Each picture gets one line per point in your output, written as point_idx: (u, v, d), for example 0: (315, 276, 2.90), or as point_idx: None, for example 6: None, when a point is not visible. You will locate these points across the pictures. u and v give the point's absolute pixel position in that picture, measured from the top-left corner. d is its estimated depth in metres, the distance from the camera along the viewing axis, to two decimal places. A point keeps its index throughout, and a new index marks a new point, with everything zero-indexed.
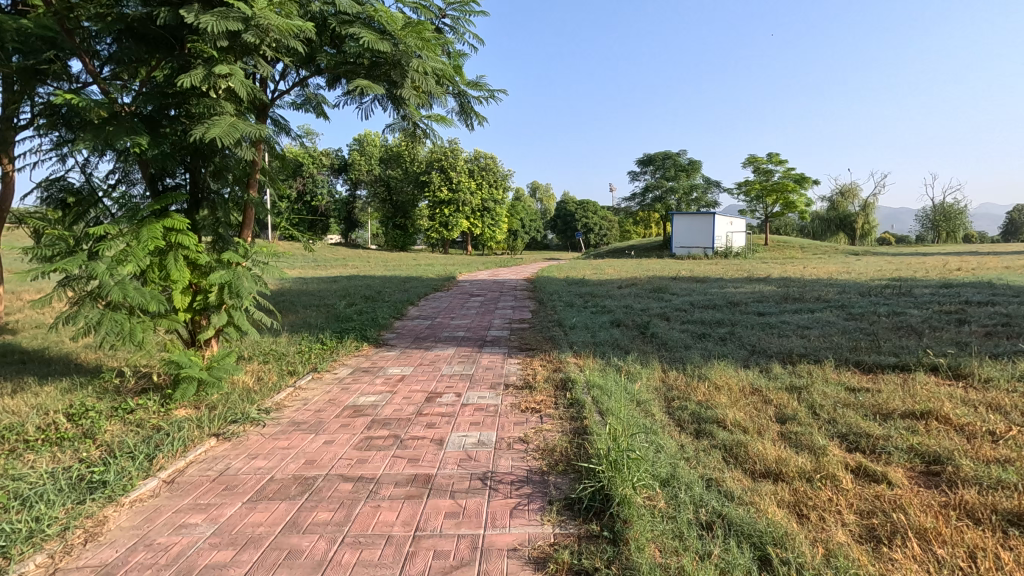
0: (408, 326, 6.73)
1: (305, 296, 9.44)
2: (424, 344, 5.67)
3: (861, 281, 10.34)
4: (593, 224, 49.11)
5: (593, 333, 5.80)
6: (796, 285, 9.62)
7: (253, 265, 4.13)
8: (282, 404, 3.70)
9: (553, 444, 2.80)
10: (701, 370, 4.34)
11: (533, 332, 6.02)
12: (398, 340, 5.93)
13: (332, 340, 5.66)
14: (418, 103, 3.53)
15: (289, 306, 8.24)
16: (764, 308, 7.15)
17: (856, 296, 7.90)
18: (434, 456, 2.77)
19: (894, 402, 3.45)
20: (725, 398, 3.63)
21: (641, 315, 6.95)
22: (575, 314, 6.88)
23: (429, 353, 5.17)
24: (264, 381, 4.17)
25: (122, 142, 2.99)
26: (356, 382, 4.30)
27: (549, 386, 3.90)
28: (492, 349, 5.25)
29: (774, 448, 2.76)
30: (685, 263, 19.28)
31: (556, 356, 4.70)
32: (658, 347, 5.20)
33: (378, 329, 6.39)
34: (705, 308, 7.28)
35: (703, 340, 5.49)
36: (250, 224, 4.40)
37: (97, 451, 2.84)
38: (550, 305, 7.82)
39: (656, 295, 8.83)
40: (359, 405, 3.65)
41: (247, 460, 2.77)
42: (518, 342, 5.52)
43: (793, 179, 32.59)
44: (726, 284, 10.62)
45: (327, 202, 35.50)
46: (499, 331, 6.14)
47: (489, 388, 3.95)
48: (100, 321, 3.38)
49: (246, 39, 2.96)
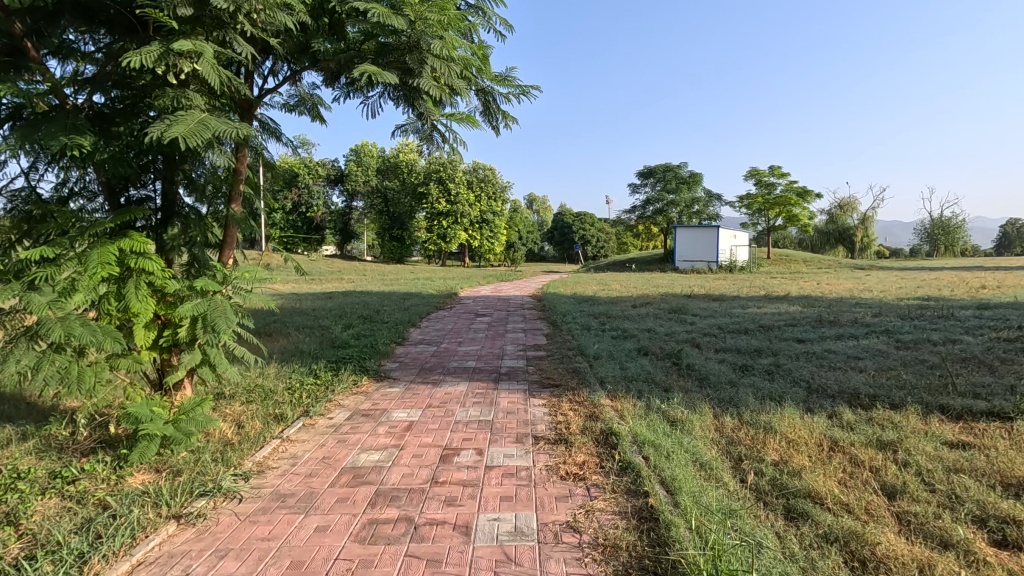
0: (412, 354, 6.05)
1: (299, 317, 8.74)
2: (432, 377, 5.00)
3: (890, 301, 9.75)
4: (592, 237, 48.66)
5: (621, 365, 5.13)
6: (823, 306, 9.02)
7: (234, 293, 3.45)
8: (265, 466, 3.01)
9: (617, 540, 2.14)
10: (763, 418, 3.67)
11: (554, 364, 5.35)
12: (402, 372, 5.25)
13: (327, 374, 4.97)
14: (438, 97, 2.92)
15: (280, 329, 7.54)
16: (801, 333, 6.53)
17: (896, 319, 7.28)
18: (461, 555, 2.11)
19: (1018, 466, 2.81)
20: (808, 460, 2.96)
21: (669, 342, 6.30)
22: (596, 341, 6.22)
23: (439, 391, 4.50)
24: (244, 432, 3.48)
25: (60, 142, 2.33)
26: (355, 431, 3.61)
27: (589, 441, 3.23)
28: (511, 386, 4.58)
29: (908, 547, 2.11)
30: (692, 278, 18.76)
31: (588, 398, 4.04)
32: (699, 385, 4.55)
33: (378, 359, 5.71)
34: (737, 334, 6.62)
35: (748, 375, 4.84)
36: (232, 244, 3.75)
37: (15, 549, 2.15)
38: (565, 328, 7.19)
39: (677, 316, 8.21)
40: (359, 467, 2.97)
41: (214, 562, 2.10)
42: (539, 377, 4.86)
43: (795, 193, 32.27)
44: (747, 302, 10.03)
45: (323, 214, 34.87)
46: (514, 362, 5.47)
47: (517, 444, 3.28)
48: (37, 366, 2.71)
49: (219, 8, 2.34)
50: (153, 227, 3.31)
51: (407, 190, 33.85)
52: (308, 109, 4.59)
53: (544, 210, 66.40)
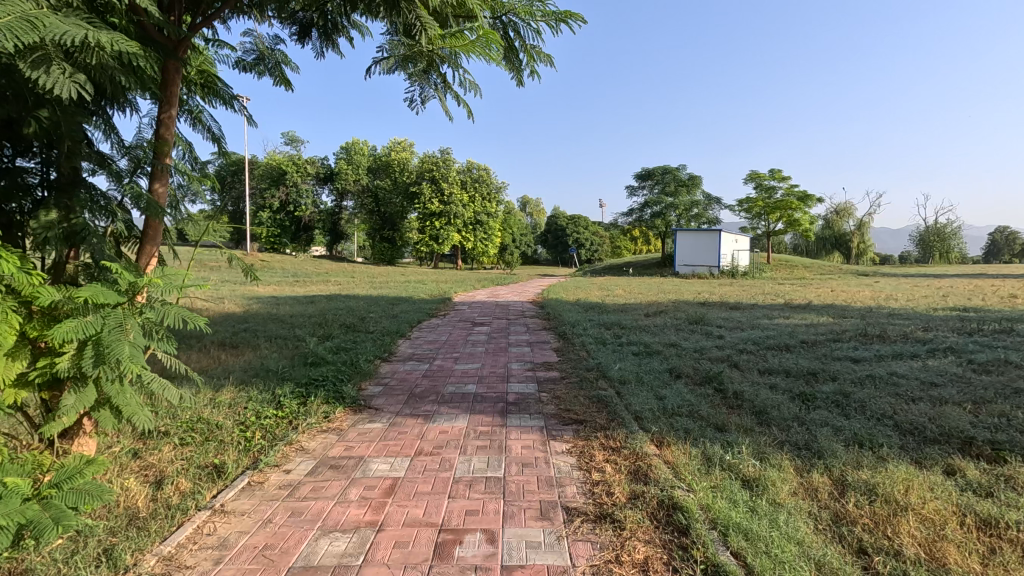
0: (399, 375, 5.06)
1: (272, 326, 7.70)
2: (424, 409, 4.01)
3: (927, 311, 8.88)
4: (587, 240, 47.76)
5: (655, 394, 4.20)
6: (858, 319, 8.13)
7: (147, 308, 2.44)
8: (176, 565, 2.03)
9: None
10: (868, 477, 2.74)
11: (571, 390, 4.40)
12: (387, 400, 4.26)
13: (293, 404, 3.97)
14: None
15: (247, 342, 6.52)
16: (852, 351, 5.64)
17: (952, 335, 6.39)
18: None
19: None
20: (975, 560, 2.03)
21: (703, 361, 5.37)
22: (617, 359, 5.27)
23: (433, 430, 3.51)
24: (162, 500, 2.50)
25: None
26: (318, 496, 2.62)
27: (647, 522, 2.28)
28: (524, 424, 3.62)
29: None
30: (697, 282, 17.96)
31: (628, 445, 3.09)
32: (759, 424, 3.61)
33: (358, 382, 4.72)
34: (779, 351, 5.69)
35: (815, 409, 3.91)
36: (154, 241, 2.81)
37: None
38: (577, 342, 6.25)
39: (701, 327, 7.29)
40: (316, 569, 2.00)
41: None
42: (557, 410, 3.90)
43: (796, 197, 31.68)
44: (770, 312, 9.13)
45: (312, 213, 33.68)
46: (523, 388, 4.51)
47: (545, 524, 2.31)
48: None
49: None
50: (33, 209, 2.38)
51: (399, 190, 32.78)
52: (270, 74, 3.64)
53: (537, 212, 65.51)
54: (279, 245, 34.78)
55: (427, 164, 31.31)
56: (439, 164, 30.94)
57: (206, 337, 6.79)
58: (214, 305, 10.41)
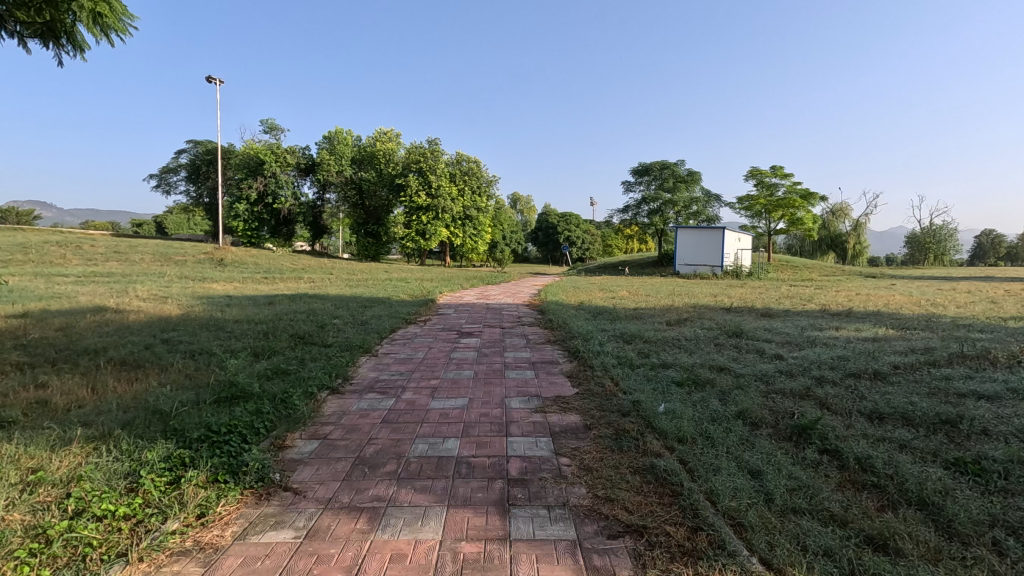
0: (348, 420, 3.47)
1: (204, 335, 6.06)
2: (372, 495, 2.44)
3: (1004, 323, 7.42)
4: (579, 238, 46.19)
5: (739, 466, 2.69)
6: (931, 332, 6.65)
7: None
8: None
9: None
10: None
11: (606, 453, 2.85)
12: (319, 473, 2.68)
13: (152, 490, 2.38)
14: None
15: (157, 361, 4.88)
16: (974, 382, 4.13)
17: None
18: None
19: None
20: None
21: (776, 398, 3.87)
22: (661, 397, 3.76)
23: (378, 557, 1.95)
24: None
25: None
26: None
27: None
28: (540, 538, 2.07)
29: None
30: (706, 284, 16.46)
31: None
32: (945, 540, 2.10)
33: (283, 436, 3.12)
34: (876, 384, 4.17)
35: (1010, 498, 2.41)
36: None
37: None
38: (597, 364, 4.73)
39: (746, 344, 5.82)
40: None
41: None
42: (592, 500, 2.37)
43: (799, 195, 30.49)
44: (817, 321, 7.64)
45: (292, 206, 31.78)
46: (530, 448, 2.96)
47: None
48: None
49: None
50: None
51: (384, 183, 30.96)
52: None
53: (529, 210, 64.12)
54: (256, 239, 32.80)
55: (413, 155, 29.53)
56: (427, 155, 29.21)
57: (106, 353, 5.15)
58: (149, 307, 8.71)
